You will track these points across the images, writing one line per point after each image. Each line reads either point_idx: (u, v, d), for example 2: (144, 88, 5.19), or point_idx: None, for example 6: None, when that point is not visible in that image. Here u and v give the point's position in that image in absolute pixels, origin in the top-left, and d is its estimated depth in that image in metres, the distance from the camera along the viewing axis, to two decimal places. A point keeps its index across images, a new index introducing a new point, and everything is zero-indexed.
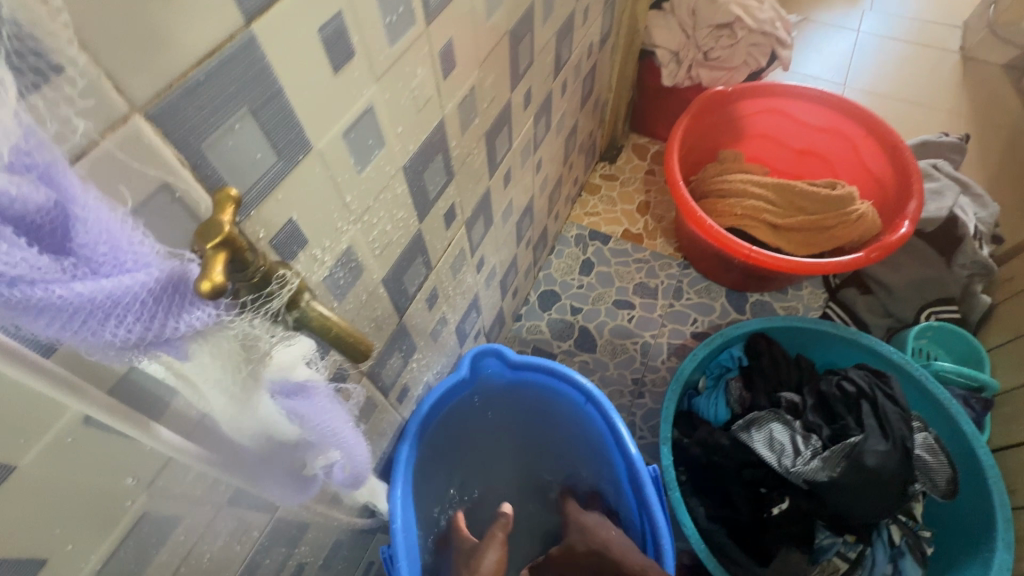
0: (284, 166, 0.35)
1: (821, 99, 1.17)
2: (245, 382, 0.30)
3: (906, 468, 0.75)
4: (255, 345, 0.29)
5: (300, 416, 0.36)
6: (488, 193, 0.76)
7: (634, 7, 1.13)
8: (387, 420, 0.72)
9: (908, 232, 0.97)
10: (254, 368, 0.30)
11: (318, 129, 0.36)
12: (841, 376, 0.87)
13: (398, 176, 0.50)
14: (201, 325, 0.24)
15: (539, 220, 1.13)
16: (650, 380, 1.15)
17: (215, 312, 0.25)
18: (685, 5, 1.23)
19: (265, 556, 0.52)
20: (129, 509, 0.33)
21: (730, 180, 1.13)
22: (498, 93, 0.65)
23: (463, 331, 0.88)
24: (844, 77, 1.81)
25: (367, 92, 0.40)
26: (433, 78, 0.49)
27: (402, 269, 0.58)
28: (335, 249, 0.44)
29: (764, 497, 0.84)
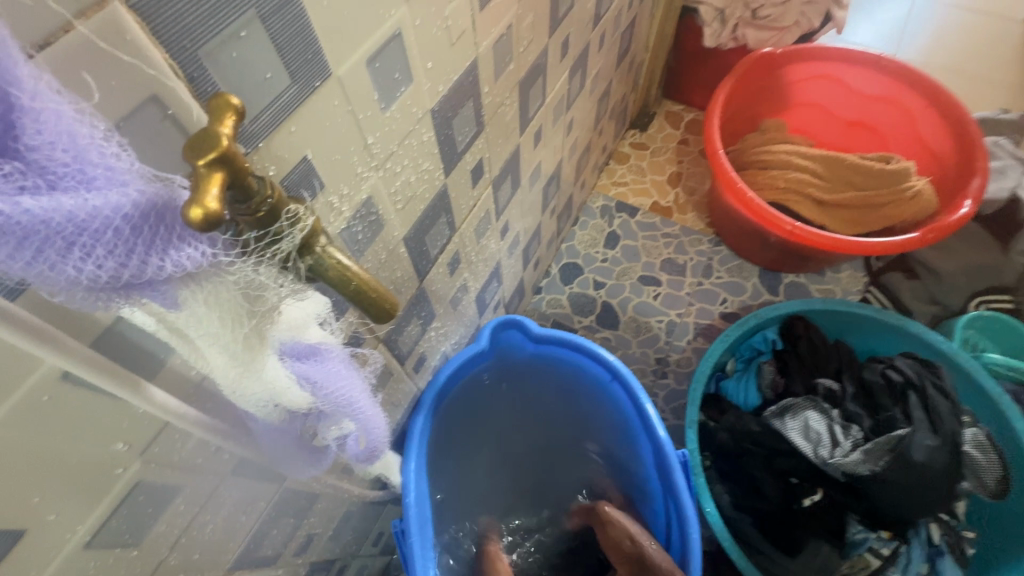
0: (298, 92, 0.30)
1: (878, 64, 1.07)
2: (249, 339, 0.25)
3: (954, 466, 0.70)
4: (261, 295, 0.25)
5: (316, 383, 0.32)
6: (517, 152, 0.70)
7: None
8: (402, 390, 0.68)
9: (971, 212, 0.89)
10: (261, 322, 0.25)
11: (338, 51, 0.31)
12: (885, 364, 0.82)
13: (425, 121, 0.44)
14: (194, 265, 0.20)
15: (566, 188, 1.07)
16: (674, 360, 1.10)
17: (210, 250, 0.21)
18: None
19: (273, 527, 0.49)
20: (121, 477, 0.30)
21: (774, 151, 1.05)
22: (535, 37, 0.59)
23: (483, 300, 0.84)
24: (896, 47, 1.68)
25: (396, 13, 0.34)
26: (469, 7, 0.43)
27: (424, 228, 0.53)
28: (353, 199, 0.39)
29: (795, 488, 0.79)
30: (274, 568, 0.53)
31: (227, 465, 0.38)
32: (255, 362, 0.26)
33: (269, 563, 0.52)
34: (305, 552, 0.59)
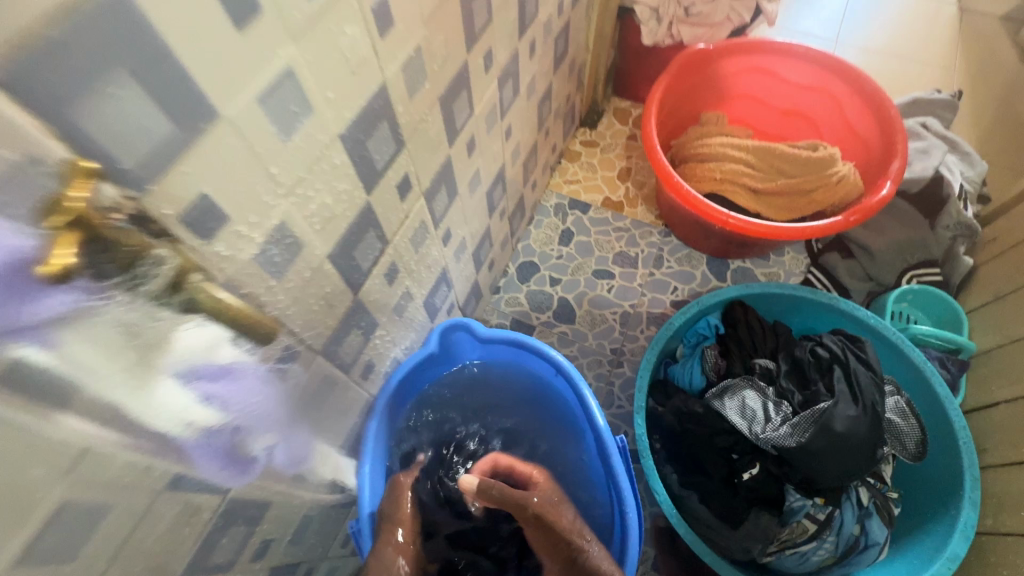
0: (185, 137, 0.32)
1: (806, 56, 1.12)
2: (136, 362, 0.31)
3: (875, 433, 0.76)
4: (139, 327, 0.31)
5: (219, 398, 0.36)
6: (449, 162, 0.73)
7: None
8: (352, 396, 0.71)
9: (889, 194, 0.94)
10: (144, 349, 0.31)
11: (224, 95, 0.34)
12: (815, 342, 0.87)
13: (336, 147, 0.47)
14: (62, 307, 0.26)
15: (514, 189, 1.09)
16: (629, 349, 1.14)
17: (78, 296, 0.27)
18: None
19: (222, 536, 0.52)
20: (45, 499, 0.32)
21: (709, 143, 1.10)
22: (451, 54, 0.62)
23: (433, 305, 0.87)
24: (836, 32, 1.74)
25: (284, 55, 0.37)
26: (369, 39, 0.46)
27: (351, 244, 0.56)
28: (267, 225, 0.42)
29: (736, 462, 0.84)
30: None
31: (156, 481, 0.40)
32: (140, 383, 0.32)
33: (222, 570, 0.55)
34: (261, 558, 0.62)
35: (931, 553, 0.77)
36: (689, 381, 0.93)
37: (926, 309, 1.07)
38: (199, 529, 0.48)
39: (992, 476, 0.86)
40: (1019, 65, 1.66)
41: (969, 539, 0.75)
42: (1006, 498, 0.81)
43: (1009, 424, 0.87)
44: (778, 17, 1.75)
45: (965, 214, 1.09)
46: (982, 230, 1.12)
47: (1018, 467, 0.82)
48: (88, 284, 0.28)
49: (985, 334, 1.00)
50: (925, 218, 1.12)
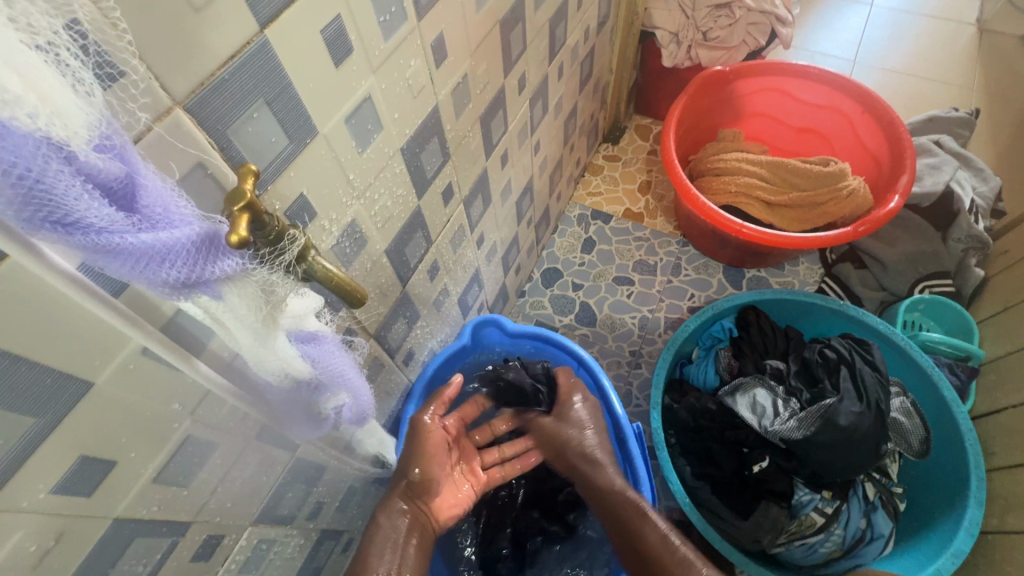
0: (294, 148, 0.42)
1: (819, 77, 1.19)
2: (266, 322, 0.37)
3: (878, 428, 0.80)
4: (273, 292, 0.36)
5: (315, 356, 0.44)
6: (485, 173, 0.82)
7: None
8: (395, 380, 0.79)
9: (897, 206, 0.99)
10: (273, 309, 0.37)
11: (322, 115, 0.43)
12: (823, 344, 0.92)
13: (397, 158, 0.56)
14: (231, 270, 0.32)
15: (540, 199, 1.18)
16: (647, 351, 1.20)
17: (240, 263, 0.32)
18: None
19: (288, 490, 0.61)
20: (177, 430, 0.41)
21: (726, 159, 1.16)
22: (491, 79, 0.71)
23: (466, 303, 0.95)
24: (853, 53, 1.79)
25: (365, 84, 0.46)
26: (427, 69, 0.55)
27: (403, 242, 0.64)
28: (342, 220, 0.51)
29: (746, 456, 0.89)
30: (290, 528, 0.64)
31: (249, 430, 0.49)
32: (265, 337, 0.38)
33: (286, 522, 0.63)
34: (315, 519, 0.70)
35: (937, 547, 0.80)
36: (703, 380, 0.99)
37: (938, 318, 1.10)
38: (273, 478, 0.56)
39: (999, 477, 0.89)
40: None
41: (974, 534, 0.78)
42: (1011, 498, 0.85)
43: (1016, 428, 0.90)
44: (797, 39, 1.82)
45: (976, 227, 1.13)
46: (994, 243, 1.15)
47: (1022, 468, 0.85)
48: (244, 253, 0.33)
49: (995, 342, 1.03)
50: (936, 231, 1.16)
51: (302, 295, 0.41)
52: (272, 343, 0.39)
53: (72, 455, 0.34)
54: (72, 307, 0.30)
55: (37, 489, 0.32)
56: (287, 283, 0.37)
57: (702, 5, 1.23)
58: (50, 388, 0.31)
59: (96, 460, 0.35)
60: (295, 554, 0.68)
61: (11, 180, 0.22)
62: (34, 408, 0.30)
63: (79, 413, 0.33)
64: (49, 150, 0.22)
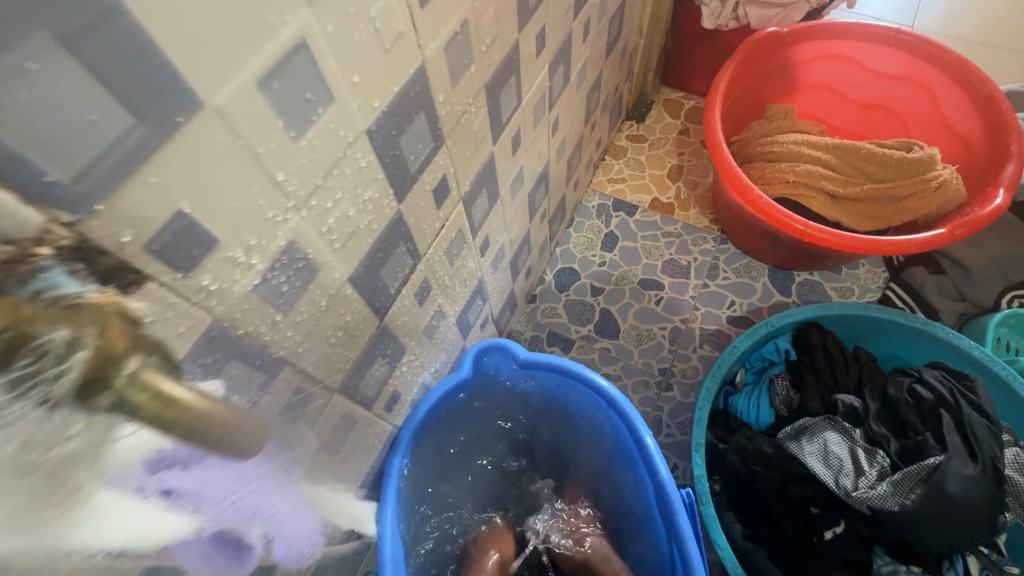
0: (150, 133, 0.23)
1: (896, 41, 0.98)
2: (53, 495, 0.24)
3: (995, 495, 0.63)
4: (40, 461, 0.23)
5: (189, 495, 0.32)
6: (492, 162, 0.62)
7: None
8: (375, 431, 0.62)
9: (1004, 203, 0.80)
10: (59, 474, 0.24)
11: (206, 72, 0.24)
12: (912, 378, 0.74)
13: (361, 145, 0.37)
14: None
15: (556, 189, 0.98)
16: (680, 370, 1.02)
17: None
18: None
19: None
20: None
21: (782, 141, 0.96)
22: (502, 32, 0.51)
23: (467, 321, 0.76)
24: (912, 17, 1.56)
25: (293, 20, 0.27)
26: (406, 5, 0.35)
27: (377, 263, 0.46)
28: (272, 245, 0.33)
29: (816, 518, 0.72)
30: None
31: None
32: (69, 518, 0.25)
33: None
34: None
35: None
36: (756, 415, 0.81)
37: None
38: None
39: None
40: None
41: None
42: None
43: None
44: None
45: None
46: None
47: None
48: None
49: None
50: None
51: (119, 438, 0.26)
52: (83, 520, 0.26)
53: None
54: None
55: None
56: (76, 433, 0.24)
57: None
58: None
59: None
60: None
61: None
62: None
63: None
64: None
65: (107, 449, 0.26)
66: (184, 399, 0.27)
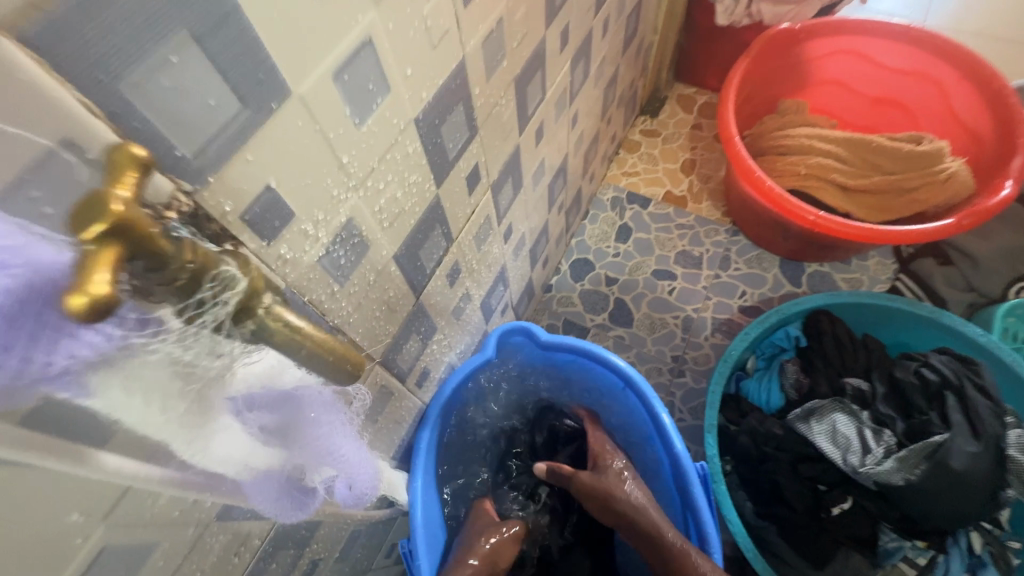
0: (251, 118, 0.27)
1: (907, 36, 1.00)
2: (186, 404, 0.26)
3: (998, 472, 0.66)
4: (193, 369, 0.25)
5: (285, 430, 0.33)
6: (518, 152, 0.66)
7: None
8: (407, 406, 0.66)
9: (1012, 194, 0.82)
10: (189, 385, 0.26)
11: (294, 63, 0.28)
12: (919, 362, 0.77)
13: (410, 133, 0.41)
14: (94, 351, 0.21)
15: (573, 181, 1.02)
16: (692, 357, 1.06)
17: (117, 331, 0.22)
18: None
19: (272, 561, 0.48)
20: (85, 543, 0.28)
21: (793, 135, 0.99)
22: (531, 28, 0.54)
23: (489, 306, 0.80)
24: (924, 13, 1.58)
25: (363, 19, 0.31)
26: (452, 5, 0.39)
27: (417, 243, 0.49)
28: (334, 221, 0.37)
29: (823, 495, 0.75)
30: None
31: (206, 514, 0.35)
32: (193, 431, 0.27)
33: None
34: None
35: None
36: (766, 399, 0.84)
37: None
38: (248, 556, 0.43)
39: None
40: None
41: None
42: None
43: None
44: None
45: None
46: None
47: None
48: (130, 315, 0.22)
49: None
50: None
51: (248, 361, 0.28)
52: (207, 439, 0.28)
53: None
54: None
55: None
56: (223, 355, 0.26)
57: None
58: None
59: None
60: None
61: None
62: None
63: None
64: None
65: (232, 374, 0.27)
66: (306, 329, 0.28)
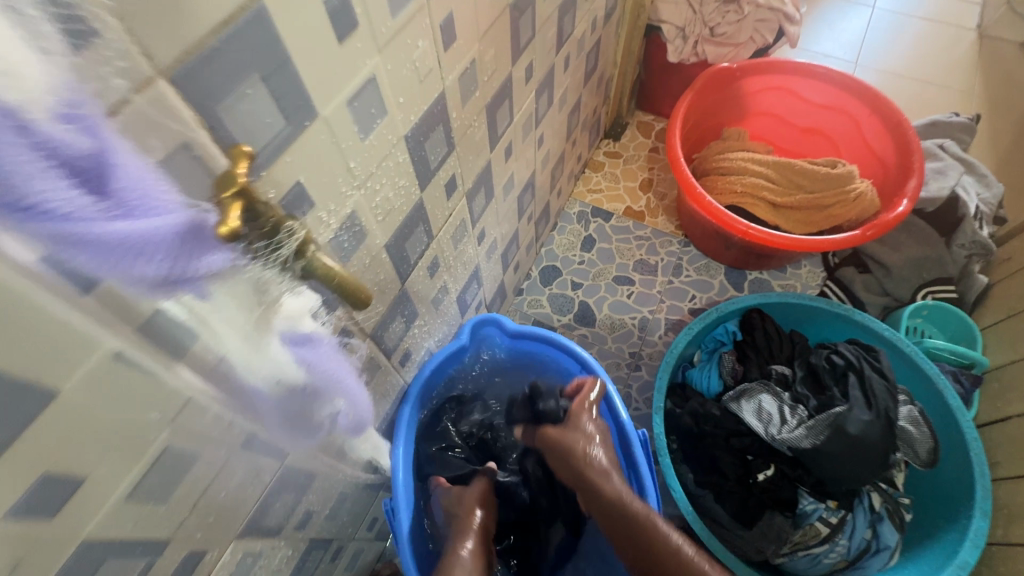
0: (292, 131, 0.38)
1: (825, 77, 1.17)
2: (262, 322, 0.34)
3: (889, 437, 0.78)
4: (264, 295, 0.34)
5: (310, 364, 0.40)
6: (490, 166, 0.78)
7: None
8: (391, 382, 0.76)
9: (906, 210, 0.98)
10: (267, 309, 0.35)
11: (321, 93, 0.39)
12: (830, 350, 0.90)
13: (400, 146, 0.52)
14: (217, 267, 0.28)
15: (541, 196, 1.14)
16: (647, 353, 1.18)
17: (231, 257, 0.29)
18: None
19: (276, 500, 0.57)
20: (154, 440, 0.37)
21: (731, 158, 1.14)
22: (499, 66, 0.67)
23: (465, 300, 0.91)
24: (856, 55, 1.79)
25: (370, 63, 0.42)
26: (435, 50, 0.51)
27: (404, 237, 0.60)
28: (342, 212, 0.47)
29: (751, 464, 0.87)
30: (278, 539, 0.60)
31: (234, 439, 0.45)
32: (254, 348, 0.35)
33: (273, 532, 0.59)
34: (303, 528, 0.66)
35: (942, 560, 0.79)
36: (707, 386, 0.97)
37: (941, 324, 1.09)
38: (259, 488, 0.52)
39: (999, 487, 0.89)
40: None
41: (979, 547, 0.76)
42: (1017, 509, 0.84)
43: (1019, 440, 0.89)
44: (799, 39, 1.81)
45: (980, 233, 1.11)
46: (996, 250, 1.15)
47: None
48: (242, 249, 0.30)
49: (1002, 349, 1.01)
50: (940, 237, 1.15)
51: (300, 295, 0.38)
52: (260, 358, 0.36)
53: (32, 474, 0.29)
54: (34, 307, 0.26)
55: None
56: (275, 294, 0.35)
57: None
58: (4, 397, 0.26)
59: (62, 477, 0.31)
60: (282, 566, 0.64)
61: None
62: None
63: (41, 425, 0.29)
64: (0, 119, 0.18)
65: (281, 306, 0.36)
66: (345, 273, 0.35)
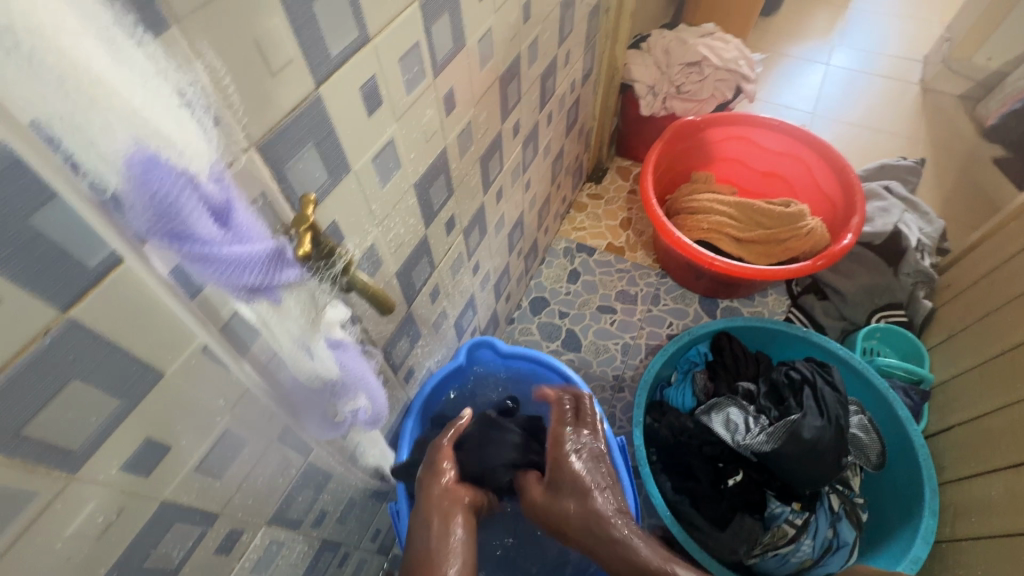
0: (331, 182, 0.49)
1: (778, 128, 1.32)
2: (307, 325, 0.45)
3: (840, 441, 0.89)
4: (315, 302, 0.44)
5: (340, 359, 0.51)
6: (483, 207, 0.90)
7: (618, 48, 1.31)
8: (395, 396, 0.85)
9: (850, 243, 1.11)
10: (315, 314, 0.45)
11: (355, 154, 0.51)
12: (789, 366, 1.01)
13: (410, 193, 0.64)
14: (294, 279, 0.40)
15: (529, 233, 1.27)
16: (629, 376, 1.28)
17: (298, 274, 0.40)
18: (660, 46, 1.41)
19: (299, 494, 0.65)
20: (218, 423, 0.47)
21: (698, 199, 1.28)
22: (491, 125, 0.80)
23: (461, 325, 1.02)
24: (813, 106, 1.98)
25: (390, 130, 0.55)
26: (439, 116, 0.64)
27: (411, 267, 0.72)
28: (364, 245, 0.59)
29: (721, 470, 0.97)
30: (297, 532, 0.68)
31: (272, 430, 0.54)
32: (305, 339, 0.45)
33: (295, 525, 0.67)
34: (319, 526, 0.73)
35: (897, 556, 0.87)
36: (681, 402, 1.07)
37: (893, 345, 1.21)
38: (287, 481, 0.61)
39: (948, 490, 0.98)
40: (977, 136, 1.89)
41: (929, 543, 0.85)
42: (963, 507, 0.93)
43: (965, 446, 0.99)
44: (761, 92, 2.01)
45: (923, 263, 1.24)
46: (939, 277, 1.28)
47: (972, 480, 0.94)
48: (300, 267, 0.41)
49: (947, 364, 1.12)
50: (888, 267, 1.28)
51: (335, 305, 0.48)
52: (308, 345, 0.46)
53: (139, 438, 0.39)
54: (160, 308, 0.36)
55: (111, 465, 0.38)
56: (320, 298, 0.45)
57: (674, 64, 1.39)
58: (135, 376, 0.37)
59: (157, 444, 0.41)
60: (299, 561, 0.71)
61: (160, 202, 0.29)
62: (121, 390, 0.36)
63: (151, 397, 0.39)
64: (181, 178, 0.29)
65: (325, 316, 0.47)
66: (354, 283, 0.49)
